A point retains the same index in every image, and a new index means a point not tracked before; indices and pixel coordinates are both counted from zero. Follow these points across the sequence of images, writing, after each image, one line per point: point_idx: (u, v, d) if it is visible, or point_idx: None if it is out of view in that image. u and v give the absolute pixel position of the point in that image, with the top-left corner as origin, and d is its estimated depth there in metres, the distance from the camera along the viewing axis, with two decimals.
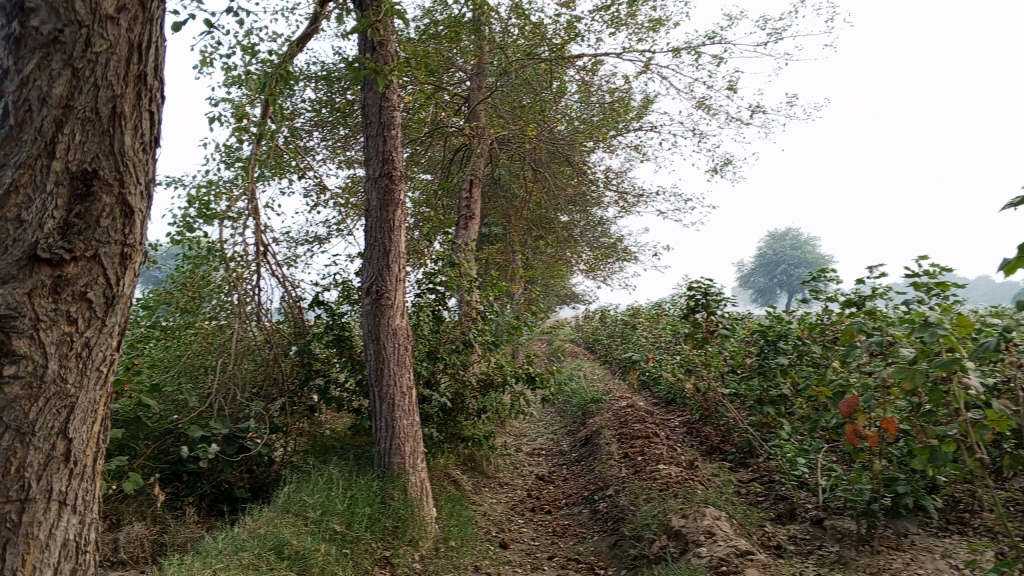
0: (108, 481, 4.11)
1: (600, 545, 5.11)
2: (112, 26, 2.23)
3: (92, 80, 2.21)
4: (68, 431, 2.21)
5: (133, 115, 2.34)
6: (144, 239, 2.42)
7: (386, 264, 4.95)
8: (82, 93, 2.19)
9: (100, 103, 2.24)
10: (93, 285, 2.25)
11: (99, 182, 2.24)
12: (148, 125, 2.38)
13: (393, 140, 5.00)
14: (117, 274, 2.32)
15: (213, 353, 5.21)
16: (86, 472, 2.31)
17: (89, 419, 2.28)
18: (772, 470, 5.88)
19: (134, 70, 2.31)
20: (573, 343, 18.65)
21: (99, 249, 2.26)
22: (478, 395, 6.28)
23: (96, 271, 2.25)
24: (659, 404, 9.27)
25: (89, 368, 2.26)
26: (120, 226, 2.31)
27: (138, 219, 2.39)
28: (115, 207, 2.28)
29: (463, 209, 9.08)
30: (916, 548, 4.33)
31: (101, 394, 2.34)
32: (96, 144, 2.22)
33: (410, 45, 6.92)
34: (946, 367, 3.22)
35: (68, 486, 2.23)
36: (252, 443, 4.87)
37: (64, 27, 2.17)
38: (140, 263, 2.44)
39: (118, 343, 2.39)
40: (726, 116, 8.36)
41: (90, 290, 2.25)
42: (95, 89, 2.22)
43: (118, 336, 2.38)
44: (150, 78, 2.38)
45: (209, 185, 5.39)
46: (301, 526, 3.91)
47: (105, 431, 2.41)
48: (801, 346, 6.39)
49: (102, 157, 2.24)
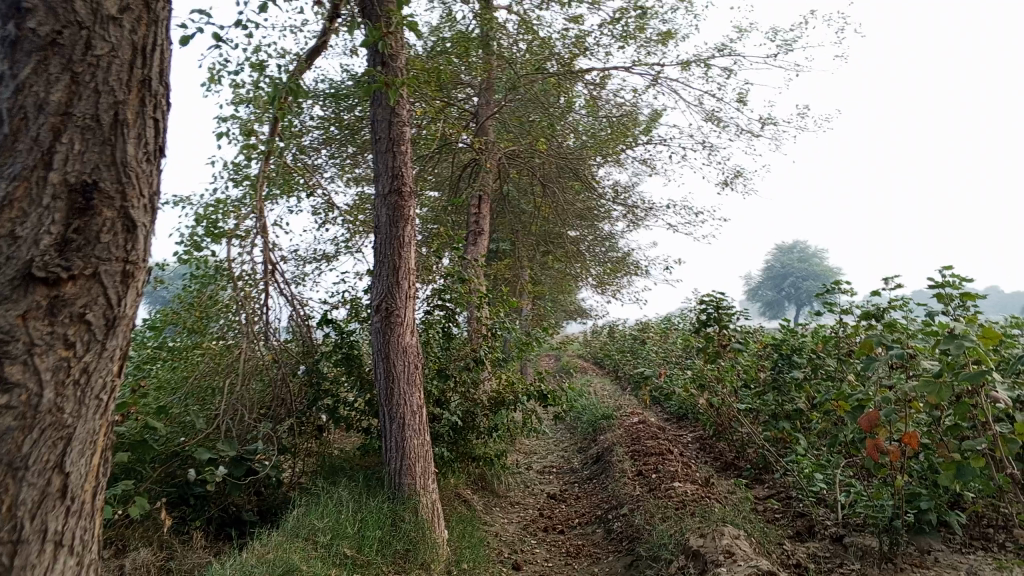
0: (115, 505, 4.04)
1: (615, 566, 5.01)
2: (114, 27, 2.25)
3: (92, 86, 2.20)
4: (64, 465, 2.11)
5: (135, 124, 2.33)
6: (145, 256, 2.37)
7: (395, 281, 4.89)
8: (81, 100, 2.17)
9: (101, 110, 2.22)
10: (93, 306, 2.18)
11: (99, 195, 2.19)
12: (150, 133, 2.37)
13: (403, 155, 4.95)
14: (118, 293, 2.26)
15: (221, 374, 5.16)
16: (83, 510, 2.22)
17: (87, 452, 2.20)
18: (789, 487, 5.77)
19: (137, 75, 2.33)
20: (582, 358, 18.56)
21: (98, 267, 2.20)
22: (490, 413, 6.17)
23: (96, 290, 2.18)
24: (671, 420, 9.17)
25: (87, 395, 2.18)
26: (122, 242, 2.27)
27: (140, 235, 2.34)
28: (116, 221, 2.23)
29: (472, 225, 9.13)
30: (940, 565, 4.19)
31: (100, 424, 2.27)
32: (97, 154, 2.19)
33: (419, 61, 6.90)
34: (973, 380, 3.20)
35: (64, 525, 2.12)
36: (261, 465, 4.79)
37: (63, 28, 2.16)
38: (143, 282, 2.39)
39: (118, 369, 2.33)
40: (736, 129, 8.33)
41: (89, 311, 2.18)
42: (95, 95, 2.20)
43: (118, 361, 2.33)
44: (154, 84, 2.39)
45: (217, 203, 5.34)
46: (311, 551, 3.82)
47: (104, 465, 2.33)
48: (817, 360, 6.29)
49: (102, 168, 2.20)
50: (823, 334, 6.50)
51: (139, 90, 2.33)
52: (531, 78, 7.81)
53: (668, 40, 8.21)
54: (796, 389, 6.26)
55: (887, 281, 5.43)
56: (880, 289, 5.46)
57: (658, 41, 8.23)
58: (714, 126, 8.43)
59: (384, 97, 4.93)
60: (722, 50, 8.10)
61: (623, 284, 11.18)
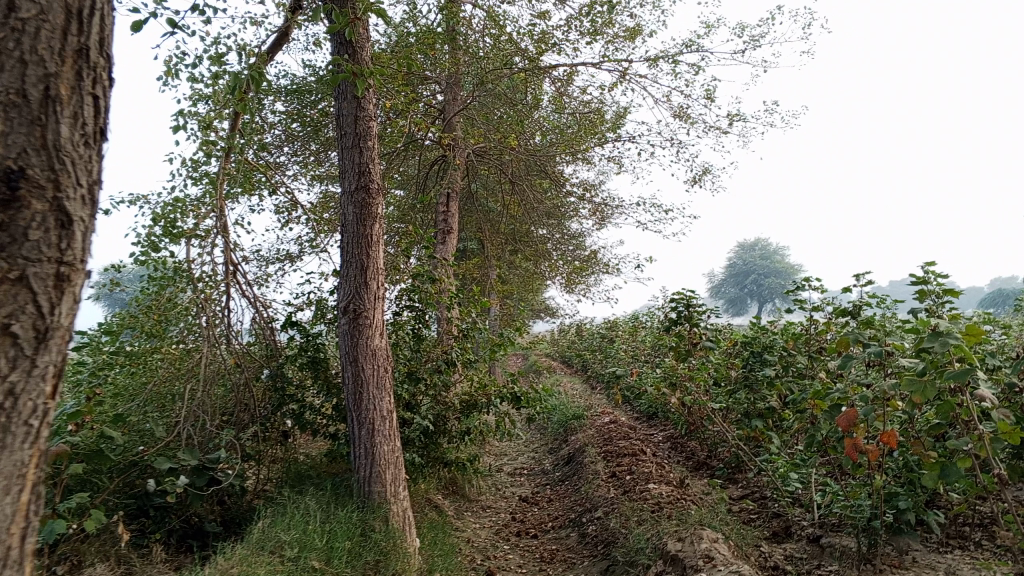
0: (70, 519, 3.84)
1: (592, 570, 4.92)
2: None
3: (17, 55, 1.99)
4: None
5: (72, 102, 2.12)
6: (84, 254, 2.17)
7: (363, 282, 4.74)
8: (4, 73, 1.97)
9: (28, 83, 2.00)
10: (19, 314, 1.97)
11: (27, 183, 1.99)
12: (89, 113, 2.17)
13: (370, 152, 4.80)
14: (51, 299, 2.05)
15: (181, 379, 4.95)
16: (13, 558, 2.00)
17: (14, 490, 1.99)
18: (763, 486, 5.74)
19: (74, 45, 2.12)
20: (548, 357, 18.50)
21: (27, 267, 2.00)
22: (461, 416, 6.05)
23: (23, 296, 1.98)
24: (641, 418, 9.12)
25: (13, 422, 1.97)
26: (55, 238, 2.07)
27: (78, 231, 2.14)
28: (47, 214, 2.03)
29: (441, 223, 8.99)
30: (919, 565, 4.15)
31: (32, 455, 2.06)
32: (23, 136, 1.98)
33: (383, 55, 6.75)
34: (959, 378, 3.19)
35: None
36: (224, 474, 4.60)
37: None
38: (81, 286, 2.19)
39: (53, 388, 2.12)
40: (704, 126, 8.30)
41: (16, 320, 1.97)
42: (21, 67, 2.00)
43: (54, 379, 2.12)
44: (94, 57, 2.19)
45: (175, 201, 5.13)
46: (277, 565, 3.67)
47: (37, 504, 2.11)
48: (787, 358, 6.25)
49: (30, 153, 1.99)
50: (793, 331, 6.48)
51: (74, 60, 2.12)
52: (498, 74, 7.73)
53: (635, 37, 8.16)
54: (768, 387, 6.22)
55: (858, 278, 5.43)
56: (850, 286, 5.45)
57: (626, 38, 8.17)
58: (683, 123, 8.38)
59: (350, 90, 4.77)
60: (689, 46, 8.07)
61: (591, 283, 11.11)
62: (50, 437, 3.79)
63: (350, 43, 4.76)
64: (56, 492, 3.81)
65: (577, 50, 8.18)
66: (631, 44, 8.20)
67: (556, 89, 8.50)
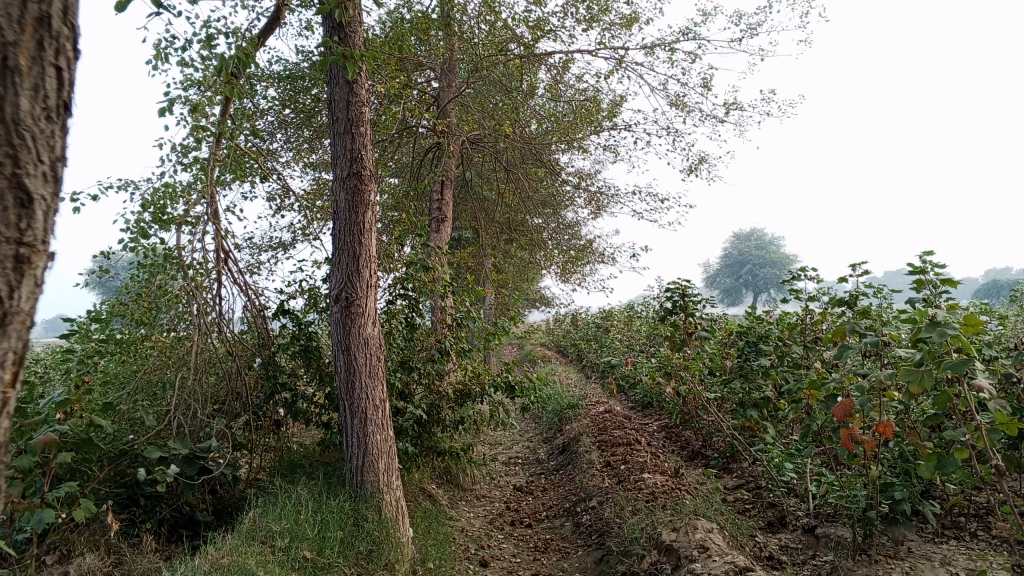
0: (59, 508, 3.80)
1: (586, 560, 4.90)
2: None
3: None
4: None
5: (34, 73, 1.89)
6: (48, 236, 1.95)
7: (355, 270, 4.69)
8: None
9: None
10: None
11: None
12: (53, 86, 1.93)
13: (362, 138, 4.74)
14: (9, 285, 1.83)
15: (172, 368, 4.90)
16: None
17: None
18: (758, 476, 5.72)
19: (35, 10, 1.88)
20: (543, 347, 18.48)
21: None
22: (455, 406, 6.01)
23: None
24: (636, 408, 9.10)
25: None
26: (15, 219, 1.84)
27: (39, 210, 1.91)
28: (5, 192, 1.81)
29: (435, 212, 8.93)
30: (914, 555, 4.13)
31: None
32: None
33: (377, 41, 6.67)
34: (959, 369, 3.15)
35: None
36: (215, 464, 4.56)
37: None
38: (43, 268, 1.97)
39: (13, 377, 1.89)
40: (701, 115, 8.24)
41: None
42: None
43: (13, 368, 1.88)
44: (56, 25, 1.93)
45: (165, 187, 5.06)
46: (269, 555, 3.63)
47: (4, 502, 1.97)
48: (783, 348, 6.21)
49: None
50: (789, 321, 6.45)
51: (35, 29, 1.87)
52: (494, 60, 7.66)
53: (632, 25, 8.09)
54: (764, 377, 6.19)
55: (855, 267, 5.39)
56: (847, 276, 5.41)
57: (622, 26, 8.11)
58: (679, 112, 8.33)
59: (342, 75, 4.71)
60: (686, 34, 8.00)
61: (587, 272, 11.07)
62: (39, 426, 3.74)
63: (342, 26, 4.69)
64: (44, 481, 3.76)
65: (573, 37, 8.11)
66: (627, 32, 8.13)
67: (551, 76, 8.45)
